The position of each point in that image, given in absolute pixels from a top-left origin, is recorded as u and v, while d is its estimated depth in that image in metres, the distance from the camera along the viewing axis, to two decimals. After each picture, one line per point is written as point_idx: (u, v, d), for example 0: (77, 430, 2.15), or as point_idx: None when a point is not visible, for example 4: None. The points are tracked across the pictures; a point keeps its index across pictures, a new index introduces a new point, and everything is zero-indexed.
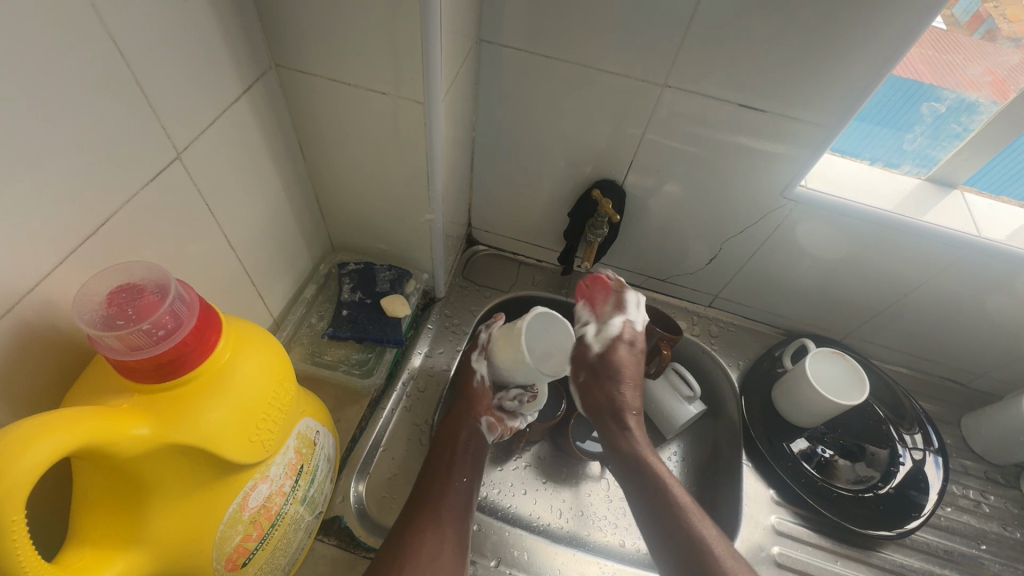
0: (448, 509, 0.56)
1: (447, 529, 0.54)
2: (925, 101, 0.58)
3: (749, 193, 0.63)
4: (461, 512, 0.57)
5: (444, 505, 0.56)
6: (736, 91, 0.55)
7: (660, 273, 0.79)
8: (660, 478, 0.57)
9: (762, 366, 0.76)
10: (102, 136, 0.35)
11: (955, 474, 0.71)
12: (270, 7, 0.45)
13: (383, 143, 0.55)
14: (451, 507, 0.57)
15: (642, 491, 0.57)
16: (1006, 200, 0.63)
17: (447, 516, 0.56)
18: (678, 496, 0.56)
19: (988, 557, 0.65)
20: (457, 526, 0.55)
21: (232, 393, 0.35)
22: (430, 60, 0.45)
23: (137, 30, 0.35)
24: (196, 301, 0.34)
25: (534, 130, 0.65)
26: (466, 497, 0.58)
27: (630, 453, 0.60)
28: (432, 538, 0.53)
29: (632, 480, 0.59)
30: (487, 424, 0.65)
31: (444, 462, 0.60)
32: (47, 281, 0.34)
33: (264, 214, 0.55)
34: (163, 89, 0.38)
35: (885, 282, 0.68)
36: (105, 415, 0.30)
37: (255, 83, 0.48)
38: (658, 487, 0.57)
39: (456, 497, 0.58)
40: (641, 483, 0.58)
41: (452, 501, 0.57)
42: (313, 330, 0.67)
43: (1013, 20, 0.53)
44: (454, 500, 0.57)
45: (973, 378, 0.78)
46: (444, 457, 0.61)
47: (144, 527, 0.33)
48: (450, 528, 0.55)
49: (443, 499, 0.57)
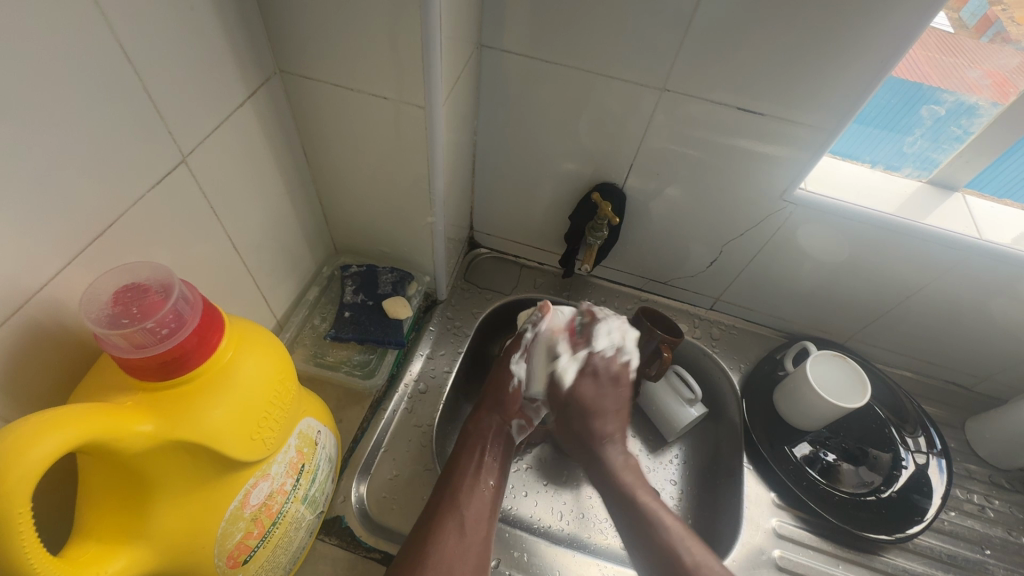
0: (475, 512, 0.55)
1: (472, 536, 0.53)
2: (925, 104, 0.58)
3: (749, 197, 0.64)
4: (486, 517, 0.56)
5: (471, 508, 0.55)
6: (734, 94, 0.55)
7: (660, 276, 0.80)
8: (650, 510, 0.57)
9: (763, 369, 0.77)
10: (109, 140, 0.36)
11: (959, 478, 0.71)
12: (274, 14, 0.46)
13: (385, 147, 0.56)
14: (477, 512, 0.55)
15: (633, 523, 0.57)
16: (1009, 203, 0.63)
17: (472, 523, 0.54)
18: (667, 525, 0.56)
19: (992, 562, 0.65)
20: (482, 532, 0.54)
21: (233, 391, 0.36)
22: (430, 64, 0.46)
23: (145, 39, 0.36)
24: (199, 300, 0.35)
25: (535, 133, 0.66)
26: (491, 502, 0.57)
27: (615, 479, 0.61)
28: (455, 544, 0.52)
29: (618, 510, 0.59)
30: (515, 427, 0.64)
31: (472, 464, 0.59)
32: (55, 282, 0.35)
33: (268, 217, 0.56)
34: (169, 93, 0.39)
35: (887, 284, 0.68)
36: (110, 412, 0.30)
37: (260, 88, 0.49)
38: (645, 520, 0.57)
39: (483, 502, 0.57)
40: (629, 509, 0.58)
41: (478, 504, 0.56)
42: (316, 331, 0.68)
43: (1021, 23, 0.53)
44: (479, 505, 0.56)
45: (976, 382, 0.77)
46: (472, 457, 0.60)
47: (147, 522, 0.34)
48: (475, 536, 0.54)
49: (469, 501, 0.56)
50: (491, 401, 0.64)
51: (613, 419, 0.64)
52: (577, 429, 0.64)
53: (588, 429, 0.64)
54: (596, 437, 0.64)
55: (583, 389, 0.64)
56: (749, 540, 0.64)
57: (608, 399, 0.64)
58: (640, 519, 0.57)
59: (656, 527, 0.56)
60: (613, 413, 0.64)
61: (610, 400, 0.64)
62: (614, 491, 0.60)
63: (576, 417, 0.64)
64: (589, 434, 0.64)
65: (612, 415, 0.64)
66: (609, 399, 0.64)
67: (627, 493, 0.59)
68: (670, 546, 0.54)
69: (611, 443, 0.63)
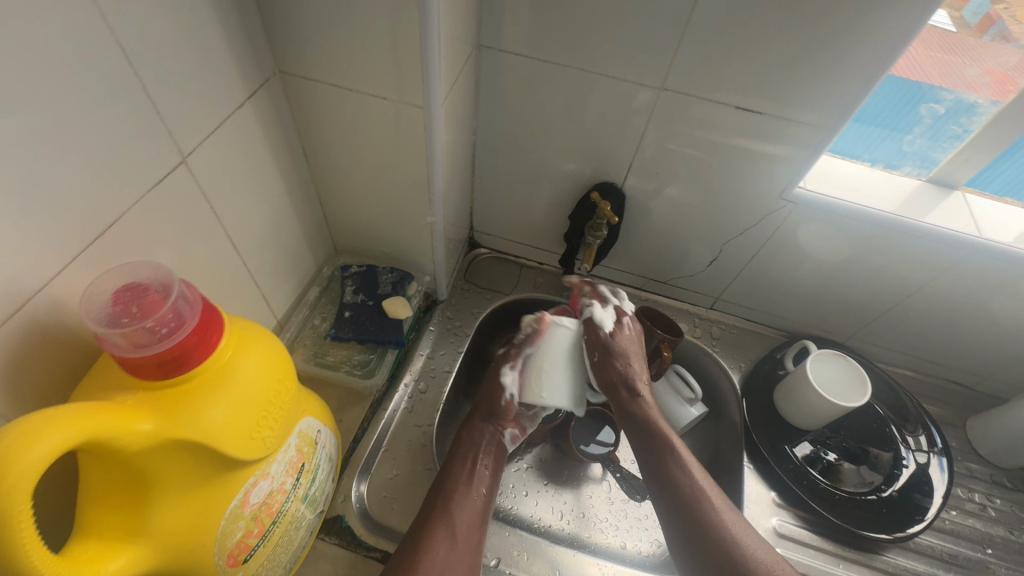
0: (466, 520, 0.54)
1: (463, 544, 0.52)
2: (924, 102, 0.58)
3: (748, 196, 0.64)
4: (477, 527, 0.55)
5: (463, 516, 0.54)
6: (732, 94, 0.55)
7: (661, 276, 0.80)
8: (681, 455, 0.56)
9: (764, 368, 0.76)
10: (110, 141, 0.36)
11: (960, 477, 0.71)
12: (273, 15, 0.47)
13: (385, 147, 0.56)
14: (469, 520, 0.54)
15: (661, 462, 0.57)
16: (1009, 202, 0.63)
17: (464, 531, 0.53)
18: (694, 469, 0.55)
19: (994, 561, 0.65)
20: (474, 539, 0.53)
21: (233, 391, 0.36)
22: (429, 65, 0.46)
23: (145, 40, 0.36)
24: (199, 300, 0.35)
25: (535, 133, 0.66)
26: (483, 511, 0.56)
27: (645, 420, 0.60)
28: (445, 550, 0.51)
29: (647, 452, 0.59)
30: (510, 437, 0.63)
31: (464, 472, 0.58)
32: (57, 282, 0.35)
33: (268, 217, 0.56)
34: (169, 94, 0.39)
35: (888, 283, 0.68)
36: (109, 411, 0.30)
37: (259, 89, 0.50)
38: (675, 462, 0.56)
39: (474, 510, 0.56)
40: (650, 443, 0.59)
41: (469, 512, 0.55)
42: (316, 331, 0.68)
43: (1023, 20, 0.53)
44: (471, 512, 0.55)
45: (978, 381, 0.77)
46: (463, 466, 0.59)
47: (148, 520, 0.34)
48: (467, 544, 0.52)
49: (461, 508, 0.55)
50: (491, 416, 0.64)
51: (637, 362, 0.64)
52: (609, 369, 0.63)
53: (619, 372, 0.63)
54: (624, 375, 0.63)
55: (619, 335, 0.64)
56: None
57: (634, 346, 0.65)
58: (671, 462, 0.56)
59: (687, 470, 0.55)
60: (638, 357, 0.65)
61: (637, 347, 0.65)
62: (642, 433, 0.60)
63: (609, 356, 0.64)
64: (620, 376, 0.63)
65: (637, 358, 0.64)
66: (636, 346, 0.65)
67: (657, 432, 0.59)
68: (700, 488, 0.54)
69: (642, 387, 0.63)
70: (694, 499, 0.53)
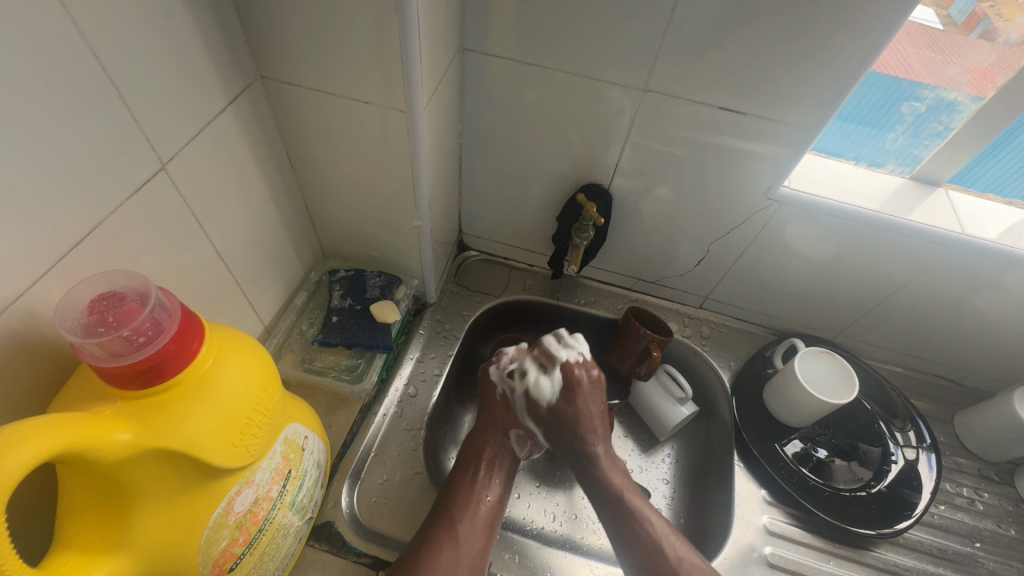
0: (469, 527, 0.54)
1: (466, 549, 0.53)
2: (905, 101, 0.59)
3: (733, 195, 0.64)
4: (484, 530, 0.55)
5: (466, 523, 0.55)
6: (715, 94, 0.55)
7: (650, 276, 0.80)
8: (636, 505, 0.57)
9: (753, 367, 0.77)
10: (86, 148, 0.36)
11: (949, 472, 0.71)
12: (254, 21, 0.46)
13: (370, 151, 0.56)
14: (471, 524, 0.55)
15: (619, 521, 0.57)
16: (991, 197, 0.64)
17: (466, 534, 0.54)
18: (651, 519, 0.56)
19: (983, 555, 0.65)
20: (477, 545, 0.54)
21: (215, 401, 0.35)
22: (411, 71, 0.46)
23: (121, 48, 0.36)
24: (177, 307, 0.35)
25: (520, 135, 0.66)
26: (489, 516, 0.57)
27: (602, 478, 0.60)
28: (450, 556, 0.51)
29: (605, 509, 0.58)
30: (516, 439, 0.64)
31: (468, 478, 0.59)
32: (33, 290, 0.35)
33: (253, 221, 0.56)
34: (147, 103, 0.39)
35: (874, 281, 0.68)
36: (87, 422, 0.30)
37: (240, 95, 0.49)
38: (629, 512, 0.56)
39: (483, 514, 0.56)
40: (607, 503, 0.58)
41: (473, 519, 0.55)
42: (303, 336, 0.67)
43: (1010, 19, 0.52)
44: (473, 517, 0.55)
45: (965, 376, 0.78)
46: (467, 472, 0.59)
47: (128, 531, 0.34)
48: (469, 549, 0.53)
49: (464, 515, 0.55)
50: (486, 419, 0.64)
51: (597, 424, 0.62)
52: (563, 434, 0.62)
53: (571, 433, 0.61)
54: (581, 437, 0.61)
55: (573, 402, 0.61)
56: (740, 537, 0.64)
57: (589, 404, 0.62)
58: (629, 518, 0.56)
59: (644, 522, 0.55)
60: (597, 418, 0.62)
61: (593, 404, 0.62)
62: (604, 496, 0.58)
63: (563, 422, 0.62)
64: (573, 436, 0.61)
65: (596, 421, 0.62)
66: (592, 403, 0.62)
67: (616, 488, 0.59)
68: (658, 540, 0.54)
69: (596, 442, 0.61)
70: (650, 557, 0.53)
